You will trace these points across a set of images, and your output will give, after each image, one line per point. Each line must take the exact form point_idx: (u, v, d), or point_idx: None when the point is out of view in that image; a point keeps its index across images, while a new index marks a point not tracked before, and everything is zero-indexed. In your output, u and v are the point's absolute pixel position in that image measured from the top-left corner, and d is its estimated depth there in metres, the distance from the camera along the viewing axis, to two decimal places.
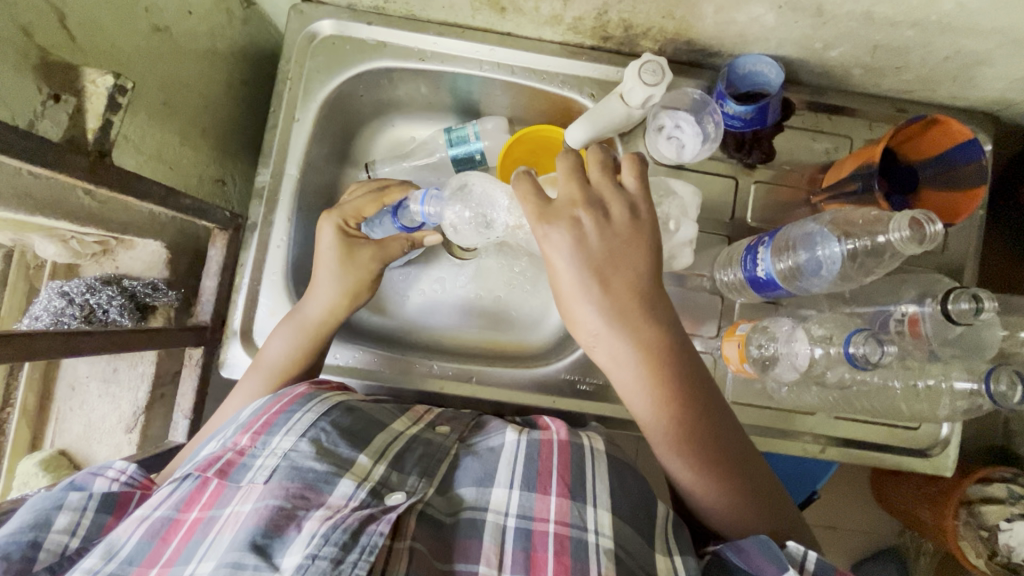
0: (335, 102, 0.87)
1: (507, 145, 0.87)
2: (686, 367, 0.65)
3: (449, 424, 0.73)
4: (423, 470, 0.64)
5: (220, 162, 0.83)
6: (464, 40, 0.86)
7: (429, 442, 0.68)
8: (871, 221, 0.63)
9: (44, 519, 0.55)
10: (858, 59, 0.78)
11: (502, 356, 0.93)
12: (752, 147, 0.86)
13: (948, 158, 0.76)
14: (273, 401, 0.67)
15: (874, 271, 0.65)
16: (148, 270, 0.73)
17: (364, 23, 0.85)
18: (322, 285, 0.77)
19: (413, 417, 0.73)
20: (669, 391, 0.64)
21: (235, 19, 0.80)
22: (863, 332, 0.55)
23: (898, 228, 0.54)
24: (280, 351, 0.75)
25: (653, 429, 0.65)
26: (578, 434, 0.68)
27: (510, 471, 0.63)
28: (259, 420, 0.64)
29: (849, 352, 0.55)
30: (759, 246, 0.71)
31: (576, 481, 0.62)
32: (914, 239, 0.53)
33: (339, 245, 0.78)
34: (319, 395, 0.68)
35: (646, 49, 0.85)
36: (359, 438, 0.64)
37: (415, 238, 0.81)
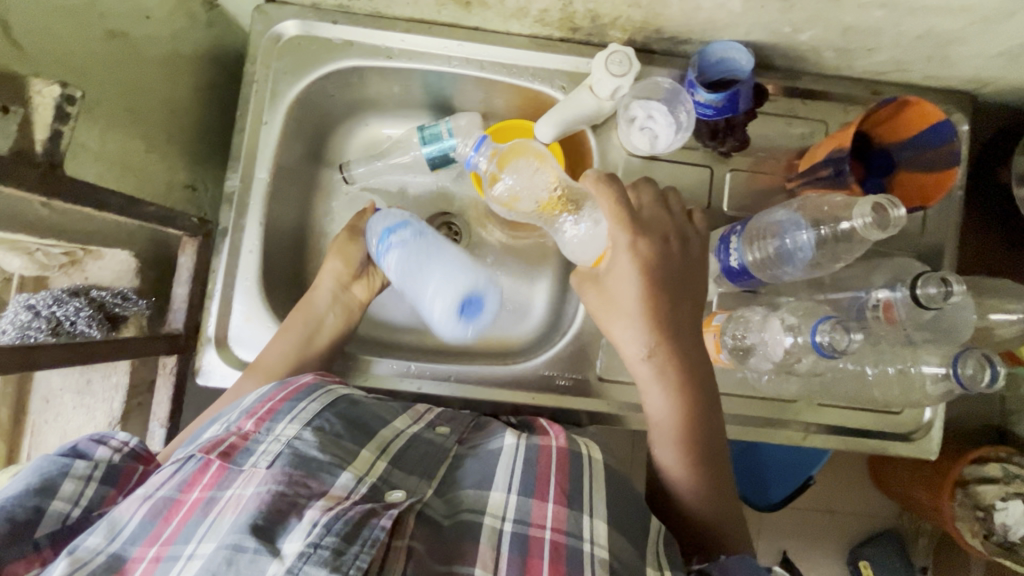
0: (304, 103, 0.87)
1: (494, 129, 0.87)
2: (704, 384, 0.71)
3: (449, 425, 0.73)
4: (422, 472, 0.64)
5: (190, 168, 0.82)
6: (431, 36, 0.85)
7: (430, 443, 0.68)
8: (839, 206, 0.63)
9: (49, 485, 0.55)
10: (829, 42, 0.77)
11: (484, 352, 0.92)
12: (727, 135, 0.83)
13: (920, 142, 0.75)
14: (277, 388, 0.66)
15: (844, 257, 0.64)
16: (118, 280, 0.73)
17: (330, 22, 0.84)
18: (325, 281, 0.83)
19: (414, 415, 0.72)
20: (692, 396, 0.70)
21: (198, 22, 0.79)
22: (830, 320, 0.55)
23: (861, 213, 0.53)
24: (279, 353, 0.77)
25: (674, 441, 0.69)
26: (577, 441, 0.68)
27: (507, 474, 0.63)
28: (265, 406, 0.63)
29: (816, 341, 0.54)
30: (732, 236, 0.71)
31: (574, 489, 0.62)
32: (877, 224, 0.53)
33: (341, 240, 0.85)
34: (323, 386, 0.67)
35: (615, 39, 0.84)
36: (367, 433, 0.64)
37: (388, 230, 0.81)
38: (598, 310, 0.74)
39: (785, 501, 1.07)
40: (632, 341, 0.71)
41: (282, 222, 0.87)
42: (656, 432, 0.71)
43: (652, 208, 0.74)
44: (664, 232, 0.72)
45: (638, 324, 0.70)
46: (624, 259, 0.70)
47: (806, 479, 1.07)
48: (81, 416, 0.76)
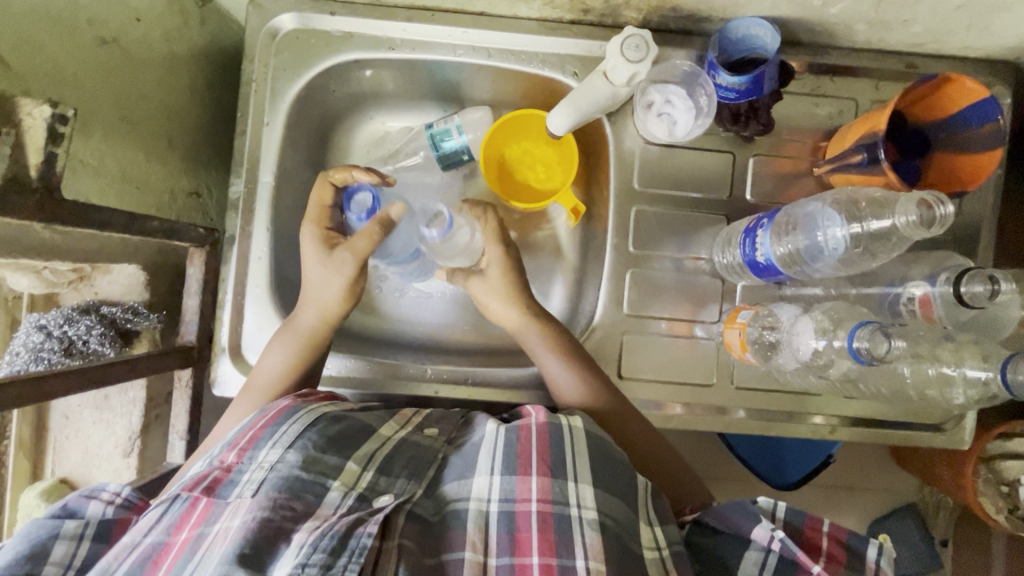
0: (305, 101, 0.83)
1: (494, 128, 0.86)
2: (588, 356, 0.78)
3: (438, 425, 0.71)
4: (411, 473, 0.63)
5: (193, 174, 0.80)
6: (434, 24, 0.80)
7: (418, 444, 0.67)
8: (876, 202, 0.60)
9: (39, 550, 0.55)
10: (862, 14, 0.72)
11: (499, 348, 0.91)
12: (750, 118, 0.78)
13: (957, 121, 0.71)
14: (259, 416, 0.65)
15: (879, 257, 0.61)
16: (127, 294, 0.72)
17: (327, 13, 0.79)
18: (314, 283, 0.76)
19: (400, 420, 0.71)
20: (586, 369, 0.76)
21: (191, 20, 0.76)
22: (869, 325, 0.52)
23: (905, 210, 0.50)
24: (278, 362, 0.74)
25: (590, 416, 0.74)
26: (557, 414, 0.65)
27: (490, 457, 0.61)
28: (246, 436, 0.62)
29: (854, 347, 0.51)
30: (758, 229, 0.67)
31: (556, 460, 0.60)
32: (923, 221, 0.49)
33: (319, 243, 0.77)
34: (304, 406, 0.66)
35: (630, 19, 0.79)
36: (351, 444, 0.63)
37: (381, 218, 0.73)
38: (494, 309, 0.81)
39: (804, 479, 1.06)
40: (528, 330, 0.79)
41: (290, 226, 0.85)
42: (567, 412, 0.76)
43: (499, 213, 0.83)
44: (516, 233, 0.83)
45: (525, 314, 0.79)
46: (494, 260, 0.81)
47: (825, 456, 1.06)
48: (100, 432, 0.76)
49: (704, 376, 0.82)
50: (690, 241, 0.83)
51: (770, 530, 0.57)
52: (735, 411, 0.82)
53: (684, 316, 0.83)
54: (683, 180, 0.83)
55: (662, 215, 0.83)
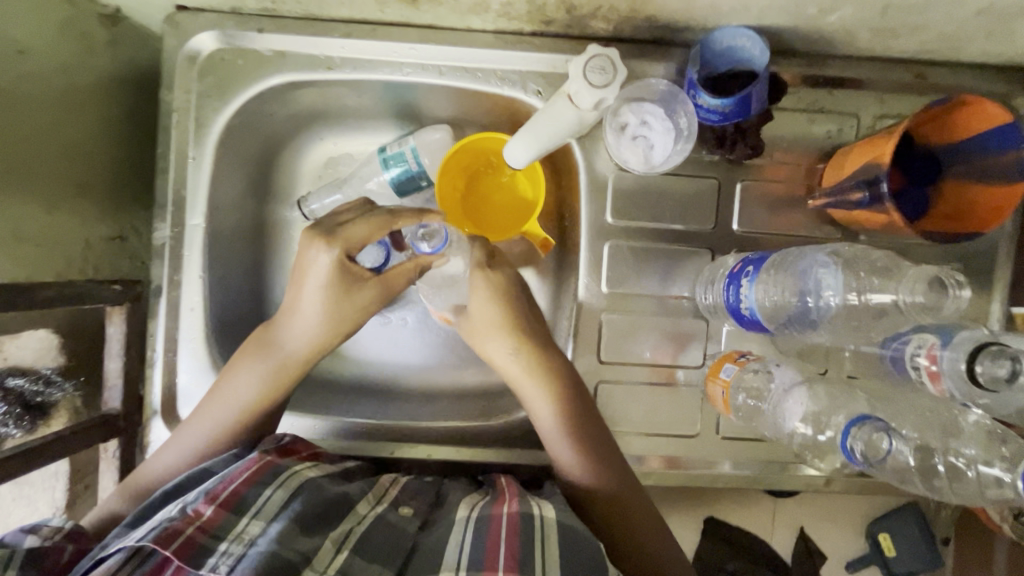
0: (238, 130, 0.74)
1: (451, 151, 0.76)
2: (591, 409, 0.70)
3: (413, 504, 0.65)
4: (383, 561, 0.56)
5: (114, 217, 0.71)
6: (377, 39, 0.70)
7: (393, 525, 0.60)
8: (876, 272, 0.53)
9: None
10: (865, 22, 0.62)
11: (472, 392, 0.84)
12: (737, 141, 0.70)
13: (972, 147, 0.62)
14: (235, 471, 0.60)
15: (875, 329, 0.54)
16: (39, 360, 0.63)
17: (255, 30, 0.70)
18: (304, 317, 0.69)
19: (376, 493, 0.65)
20: (587, 429, 0.68)
21: (97, 44, 0.67)
22: (870, 423, 0.45)
23: (914, 289, 0.47)
24: (249, 390, 0.68)
25: (566, 454, 0.67)
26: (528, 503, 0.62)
27: (456, 552, 0.56)
28: (224, 489, 0.57)
29: (849, 447, 0.44)
30: (742, 277, 0.60)
31: (525, 554, 0.54)
32: (928, 304, 0.46)
33: (334, 278, 0.67)
34: (286, 467, 0.62)
35: (599, 30, 0.69)
36: (330, 520, 0.57)
37: (421, 261, 0.68)
38: (488, 349, 0.71)
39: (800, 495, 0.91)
40: (528, 377, 0.69)
41: (228, 268, 0.77)
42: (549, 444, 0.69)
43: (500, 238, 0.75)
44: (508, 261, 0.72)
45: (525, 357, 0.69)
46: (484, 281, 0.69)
47: None
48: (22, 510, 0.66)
49: (686, 427, 0.75)
50: (671, 278, 0.75)
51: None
52: (721, 463, 0.75)
53: (664, 360, 0.75)
54: (662, 210, 0.74)
55: (639, 249, 0.75)
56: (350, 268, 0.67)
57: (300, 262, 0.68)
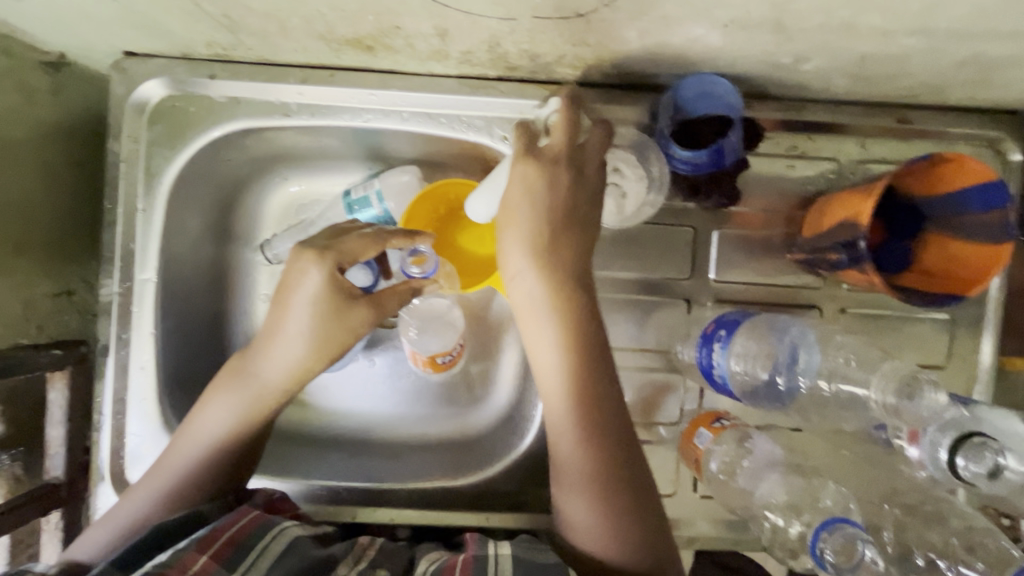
0: (191, 178, 0.71)
1: (422, 194, 0.73)
2: (618, 411, 0.59)
3: (389, 565, 0.57)
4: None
5: (59, 273, 0.68)
6: (335, 85, 0.67)
7: None
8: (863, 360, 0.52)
9: None
10: (843, 71, 0.59)
11: (439, 446, 0.81)
12: (711, 191, 0.68)
13: (955, 204, 0.59)
14: (222, 522, 0.56)
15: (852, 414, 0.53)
16: None
17: (206, 76, 0.67)
18: (286, 342, 0.62)
19: (354, 551, 0.58)
20: (609, 478, 0.57)
21: (37, 94, 0.63)
22: (842, 529, 0.44)
23: (883, 389, 0.47)
24: (225, 420, 0.63)
25: (580, 471, 0.58)
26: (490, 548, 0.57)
27: None
28: (214, 539, 0.54)
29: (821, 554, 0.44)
30: (714, 342, 0.58)
31: None
32: (900, 393, 0.46)
33: (325, 296, 0.61)
34: (280, 521, 0.59)
35: (566, 76, 0.66)
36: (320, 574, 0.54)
37: (416, 285, 0.66)
38: (527, 333, 0.60)
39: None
40: (556, 377, 0.58)
41: (184, 321, 0.74)
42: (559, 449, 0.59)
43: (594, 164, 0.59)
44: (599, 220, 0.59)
45: (555, 348, 0.58)
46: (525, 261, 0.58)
47: None
48: None
49: (662, 486, 0.72)
50: (646, 329, 0.72)
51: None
52: (699, 523, 0.72)
53: (639, 416, 0.72)
54: (635, 260, 0.71)
55: (613, 300, 0.72)
56: (341, 286, 0.61)
57: (285, 278, 0.62)
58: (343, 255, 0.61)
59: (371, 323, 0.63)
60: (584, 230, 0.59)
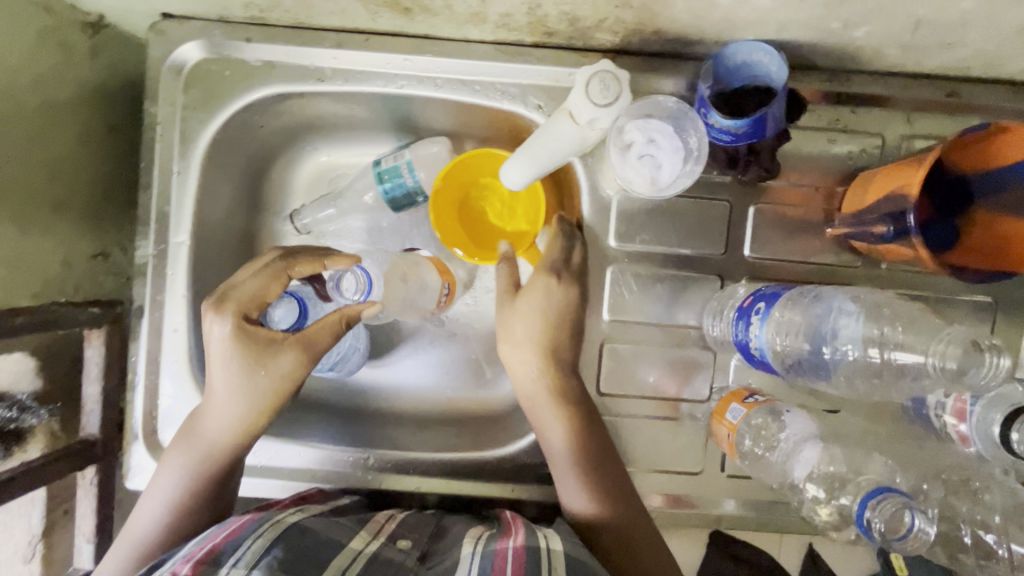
0: (225, 143, 0.71)
1: (443, 172, 0.72)
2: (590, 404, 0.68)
3: (410, 537, 0.64)
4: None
5: (95, 234, 0.69)
6: (369, 50, 0.67)
7: (388, 562, 0.59)
8: (912, 330, 0.51)
9: None
10: (894, 38, 0.57)
11: (463, 419, 0.80)
12: (750, 162, 0.65)
13: (1008, 178, 0.56)
14: (218, 530, 0.58)
15: (890, 391, 0.53)
16: (14, 384, 0.61)
17: (242, 40, 0.67)
18: (219, 399, 0.62)
19: (372, 529, 0.64)
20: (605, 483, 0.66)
21: (76, 54, 0.64)
22: (890, 497, 0.44)
23: (944, 353, 0.45)
24: (175, 484, 0.62)
25: (560, 452, 0.67)
26: (534, 536, 0.61)
27: None
28: (203, 549, 0.55)
29: (865, 519, 0.45)
30: (753, 314, 0.56)
31: None
32: (963, 372, 0.44)
33: (244, 346, 0.60)
34: (269, 520, 0.60)
35: (605, 42, 0.64)
36: (317, 559, 0.56)
37: (348, 313, 0.63)
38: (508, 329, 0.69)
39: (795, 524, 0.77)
40: (536, 390, 0.68)
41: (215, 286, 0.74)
42: (544, 440, 0.68)
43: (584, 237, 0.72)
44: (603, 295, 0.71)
45: (548, 400, 0.67)
46: (521, 308, 0.69)
47: None
48: None
49: (689, 464, 0.71)
50: (677, 306, 0.71)
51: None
52: (725, 503, 0.71)
53: (667, 393, 0.71)
54: (667, 235, 0.70)
55: (644, 275, 0.71)
56: (262, 334, 0.61)
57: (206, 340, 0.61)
58: (252, 301, 0.61)
59: (302, 367, 0.62)
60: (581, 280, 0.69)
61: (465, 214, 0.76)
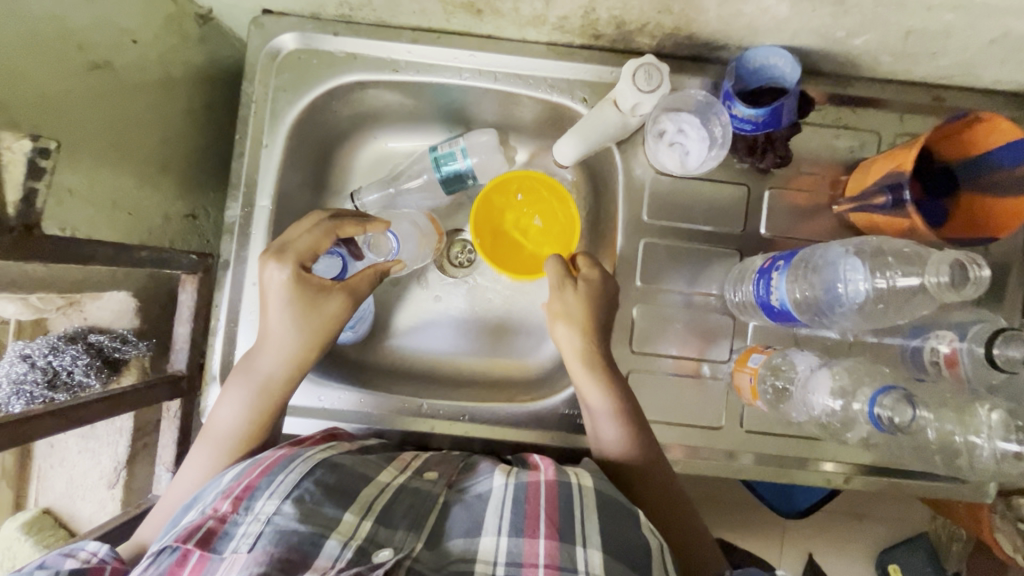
0: (306, 123, 0.81)
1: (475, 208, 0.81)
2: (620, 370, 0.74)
3: (438, 469, 0.69)
4: (411, 523, 0.60)
5: (188, 196, 0.78)
6: (440, 47, 0.78)
7: (417, 491, 0.65)
8: (906, 258, 0.57)
9: None
10: (888, 46, 0.68)
11: (500, 382, 0.87)
12: (766, 150, 0.75)
13: (986, 162, 0.67)
14: (255, 464, 0.62)
15: (909, 314, 0.58)
16: (117, 321, 0.70)
17: (330, 34, 0.77)
18: (277, 337, 0.67)
19: (400, 465, 0.69)
20: (639, 427, 0.71)
21: (191, 40, 0.74)
22: (892, 392, 0.48)
23: (936, 269, 0.48)
24: (235, 414, 0.67)
25: (604, 414, 0.72)
26: (566, 472, 0.65)
27: (497, 516, 0.61)
28: (240, 484, 0.59)
29: (874, 413, 0.48)
30: (773, 270, 0.64)
31: (564, 521, 0.59)
32: (955, 283, 0.47)
33: (299, 291, 0.66)
34: (301, 453, 0.64)
35: (643, 45, 0.76)
36: (347, 494, 0.60)
37: (383, 266, 0.70)
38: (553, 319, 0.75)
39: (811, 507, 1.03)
40: (580, 358, 0.73)
41: None
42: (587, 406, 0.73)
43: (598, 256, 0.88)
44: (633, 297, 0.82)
45: (584, 362, 0.73)
46: (579, 293, 0.74)
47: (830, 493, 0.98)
48: (86, 462, 0.72)
49: (711, 419, 0.79)
50: (700, 277, 0.80)
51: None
52: (744, 456, 0.78)
53: (691, 354, 0.80)
54: (693, 213, 0.80)
55: (671, 248, 0.80)
56: (311, 283, 0.66)
57: (263, 284, 0.67)
58: (304, 252, 0.66)
59: (345, 311, 0.68)
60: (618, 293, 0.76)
61: (499, 239, 0.85)
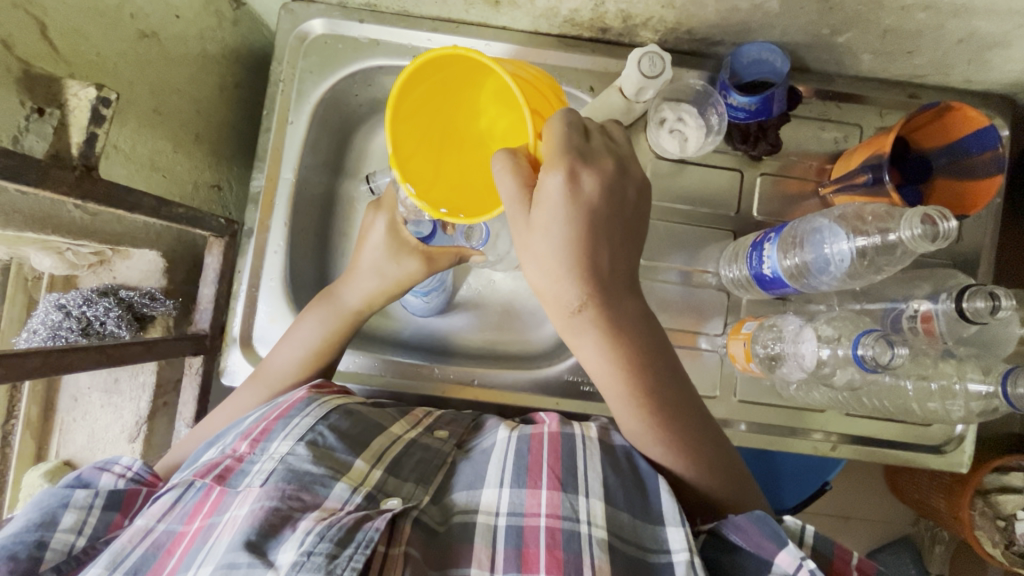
0: (329, 103, 0.85)
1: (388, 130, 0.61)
2: (634, 316, 0.63)
3: (448, 428, 0.71)
4: (419, 477, 0.62)
5: (215, 167, 0.82)
6: (458, 36, 0.83)
7: (427, 447, 0.66)
8: (880, 217, 0.63)
9: (51, 517, 0.55)
10: (868, 45, 0.76)
11: (504, 355, 0.90)
12: (759, 138, 0.81)
13: (958, 149, 0.74)
14: (273, 408, 0.64)
15: (881, 270, 0.64)
16: (145, 279, 0.76)
17: (356, 21, 0.82)
18: (362, 275, 0.75)
19: (412, 420, 0.70)
20: (646, 395, 0.63)
21: (226, 21, 0.79)
22: (873, 333, 0.57)
23: (910, 225, 0.55)
24: (312, 335, 0.73)
25: (607, 379, 0.64)
26: (570, 423, 0.66)
27: (499, 471, 0.61)
28: (259, 426, 0.61)
29: (858, 354, 0.57)
30: (765, 242, 0.70)
31: (567, 473, 0.60)
32: (927, 235, 0.55)
33: (388, 237, 0.75)
34: (317, 398, 0.65)
35: (646, 39, 0.82)
36: (360, 441, 0.62)
37: (463, 251, 0.76)
38: (531, 263, 0.62)
39: (802, 504, 0.99)
40: (569, 315, 0.62)
41: (308, 223, 0.87)
42: (587, 366, 0.65)
43: (597, 135, 0.63)
44: (639, 179, 0.63)
45: (575, 323, 0.62)
46: (541, 220, 0.59)
47: (821, 483, 0.99)
48: (110, 416, 0.82)
49: (706, 389, 0.83)
50: (696, 256, 0.85)
51: (798, 558, 0.53)
52: (737, 424, 0.83)
53: (688, 327, 0.84)
54: (692, 196, 0.85)
55: (671, 228, 0.85)
56: (398, 228, 0.75)
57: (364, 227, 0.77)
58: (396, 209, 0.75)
59: (422, 271, 0.75)
60: (626, 217, 0.62)
61: (404, 163, 0.64)
